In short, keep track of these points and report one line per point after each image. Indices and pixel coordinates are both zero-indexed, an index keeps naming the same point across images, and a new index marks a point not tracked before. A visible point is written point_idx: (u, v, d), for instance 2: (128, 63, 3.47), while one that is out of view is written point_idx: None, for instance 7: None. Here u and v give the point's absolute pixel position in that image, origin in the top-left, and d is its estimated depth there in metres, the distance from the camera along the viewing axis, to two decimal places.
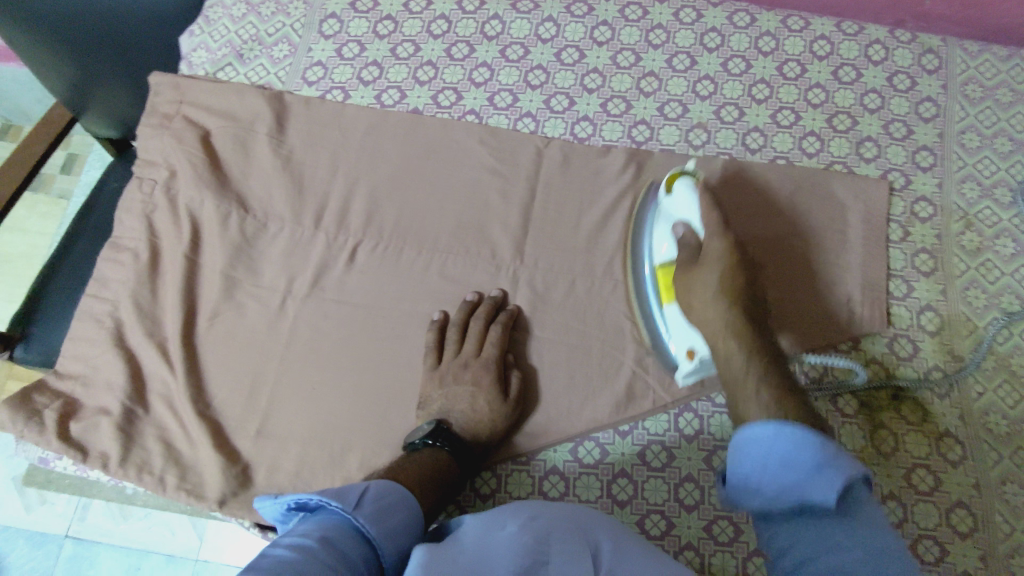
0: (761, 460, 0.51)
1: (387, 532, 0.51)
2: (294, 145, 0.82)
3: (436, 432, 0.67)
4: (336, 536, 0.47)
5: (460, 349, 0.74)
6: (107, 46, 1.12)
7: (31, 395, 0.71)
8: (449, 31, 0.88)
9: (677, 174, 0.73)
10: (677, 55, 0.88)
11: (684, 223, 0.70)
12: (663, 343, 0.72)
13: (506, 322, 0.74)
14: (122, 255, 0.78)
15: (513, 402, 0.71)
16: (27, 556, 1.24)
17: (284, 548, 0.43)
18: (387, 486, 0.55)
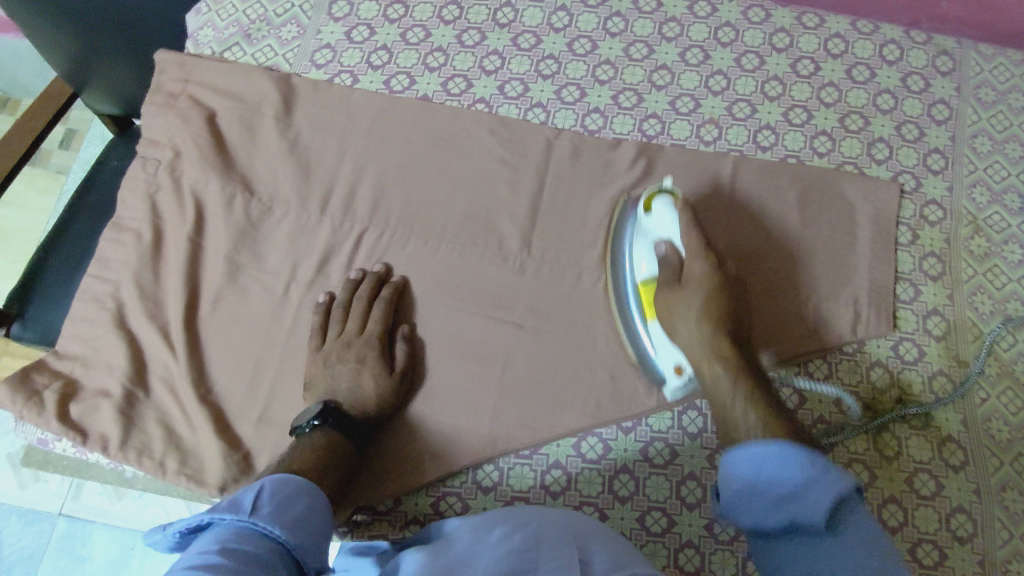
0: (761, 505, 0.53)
1: (291, 523, 0.47)
2: (300, 129, 0.81)
3: (325, 412, 0.66)
4: (238, 541, 0.44)
5: (344, 327, 0.72)
6: (110, 20, 1.10)
7: (30, 374, 0.70)
8: (461, 18, 0.87)
9: (656, 193, 0.72)
10: (690, 49, 0.87)
11: (666, 241, 0.70)
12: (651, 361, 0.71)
13: (390, 297, 0.74)
14: (125, 235, 0.77)
15: (399, 375, 0.71)
16: (20, 533, 1.26)
17: (182, 569, 0.40)
18: (283, 477, 0.51)
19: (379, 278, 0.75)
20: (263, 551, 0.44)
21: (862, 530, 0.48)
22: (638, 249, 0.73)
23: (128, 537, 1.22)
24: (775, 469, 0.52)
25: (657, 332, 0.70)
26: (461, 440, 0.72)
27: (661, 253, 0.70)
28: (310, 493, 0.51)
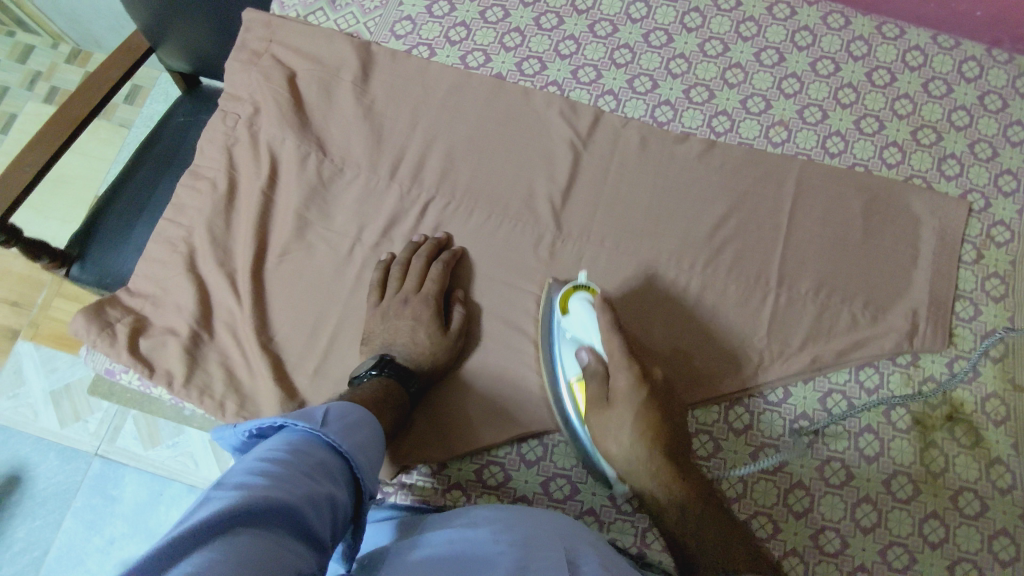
0: None
1: (354, 446, 0.54)
2: (376, 97, 0.82)
3: (382, 362, 0.69)
4: (307, 446, 0.51)
5: (403, 285, 0.75)
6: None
7: (104, 307, 0.72)
8: (540, 1, 0.88)
9: (572, 290, 0.73)
10: (766, 50, 0.87)
11: (589, 350, 0.70)
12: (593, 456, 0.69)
13: (449, 261, 0.76)
14: (201, 183, 0.79)
15: (454, 334, 0.73)
16: (59, 469, 1.39)
17: (261, 458, 0.46)
18: (347, 407, 0.59)
19: (439, 243, 0.77)
20: (328, 465, 0.50)
21: None
22: (564, 357, 0.72)
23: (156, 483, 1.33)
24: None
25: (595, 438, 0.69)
26: (508, 414, 0.73)
27: (585, 361, 0.69)
28: (369, 427, 0.58)
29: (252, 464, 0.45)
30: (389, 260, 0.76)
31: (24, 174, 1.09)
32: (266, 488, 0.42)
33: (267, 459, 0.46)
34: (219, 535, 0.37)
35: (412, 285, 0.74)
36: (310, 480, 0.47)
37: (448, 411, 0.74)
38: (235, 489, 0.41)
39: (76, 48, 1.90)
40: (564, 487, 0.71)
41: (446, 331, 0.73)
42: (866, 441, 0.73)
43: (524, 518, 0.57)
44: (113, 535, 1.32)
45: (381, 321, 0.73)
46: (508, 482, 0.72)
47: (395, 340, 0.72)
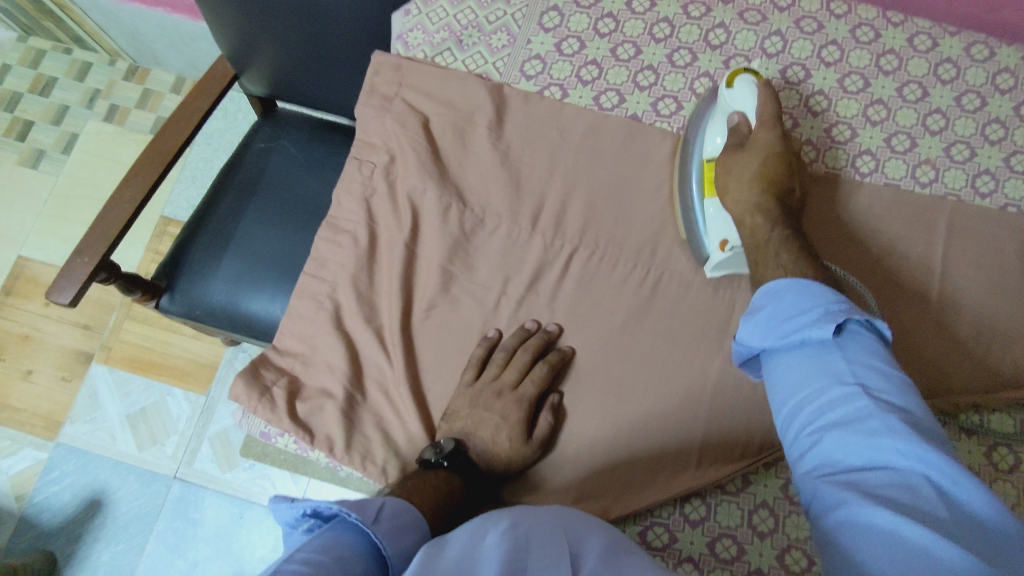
0: (774, 330, 0.55)
1: (401, 551, 0.53)
2: (511, 142, 0.80)
3: (453, 454, 0.67)
4: (352, 549, 0.49)
5: (501, 374, 0.72)
6: (285, 24, 1.10)
7: (260, 369, 0.72)
8: (672, 36, 0.85)
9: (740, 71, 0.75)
10: (908, 84, 0.83)
11: (739, 113, 0.73)
12: (699, 237, 0.75)
13: (555, 363, 0.72)
14: (341, 237, 0.77)
15: (535, 444, 0.69)
16: (137, 493, 1.53)
17: (300, 559, 0.45)
18: (402, 506, 0.57)
19: (548, 337, 0.74)
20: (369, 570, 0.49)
21: (872, 349, 0.51)
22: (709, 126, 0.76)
23: (236, 506, 1.49)
24: (796, 298, 0.55)
25: (711, 208, 0.73)
26: (667, 476, 0.71)
27: (733, 123, 0.74)
28: (417, 532, 0.56)
29: (300, 559, 0.44)
30: (495, 341, 0.74)
31: (121, 211, 1.07)
32: None
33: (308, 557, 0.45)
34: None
35: (507, 381, 0.71)
36: None
37: (559, 485, 0.72)
38: None
39: (133, 65, 1.89)
40: (731, 547, 0.69)
41: (529, 438, 0.69)
42: None
43: (528, 513, 0.52)
44: (197, 558, 1.47)
45: (469, 404, 0.71)
46: (675, 542, 0.69)
47: (478, 431, 0.70)
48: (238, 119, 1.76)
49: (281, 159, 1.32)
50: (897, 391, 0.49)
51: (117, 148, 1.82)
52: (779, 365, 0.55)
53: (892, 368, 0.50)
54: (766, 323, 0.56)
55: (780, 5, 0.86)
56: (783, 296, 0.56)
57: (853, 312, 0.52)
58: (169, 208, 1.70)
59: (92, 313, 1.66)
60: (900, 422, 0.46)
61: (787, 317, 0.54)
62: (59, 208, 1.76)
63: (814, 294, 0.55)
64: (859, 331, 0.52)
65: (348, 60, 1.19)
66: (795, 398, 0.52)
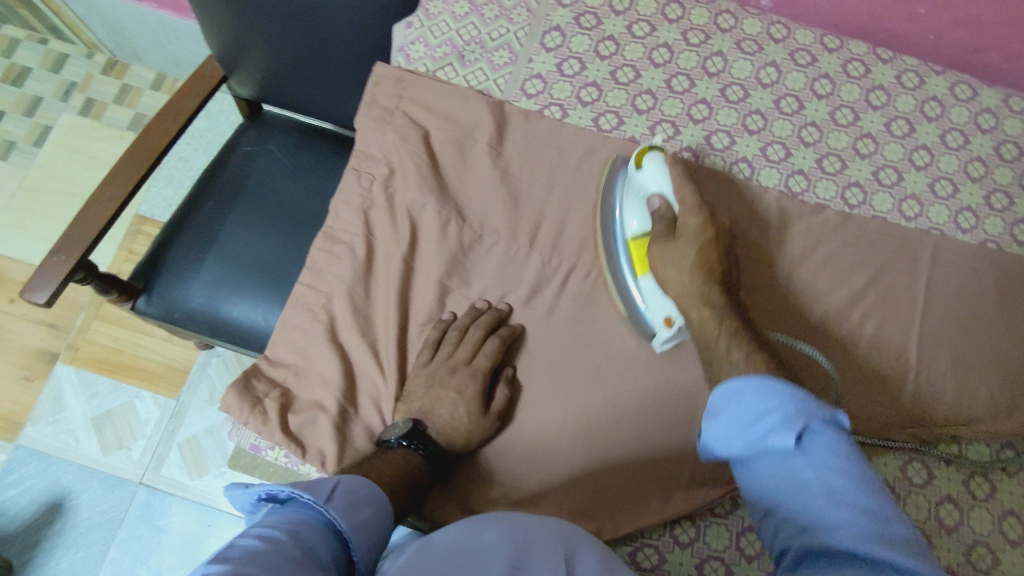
0: (739, 440, 0.53)
1: (357, 525, 0.54)
2: (511, 159, 0.80)
3: (412, 433, 0.68)
4: (303, 526, 0.51)
5: (455, 351, 0.73)
6: (278, 29, 1.09)
7: (251, 380, 0.70)
8: (671, 62, 0.87)
9: (646, 149, 0.77)
10: (896, 120, 0.86)
11: (659, 196, 0.75)
12: (640, 314, 0.76)
13: (506, 337, 0.74)
14: (338, 248, 0.76)
15: (492, 417, 0.71)
16: (100, 499, 1.47)
17: (252, 537, 0.47)
18: (356, 481, 0.59)
19: (499, 315, 0.76)
20: (319, 545, 0.50)
21: (840, 451, 0.49)
22: (628, 205, 0.78)
23: (204, 514, 1.45)
24: (753, 403, 0.53)
25: (647, 285, 0.75)
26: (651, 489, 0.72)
27: (655, 208, 0.75)
28: (376, 504, 0.58)
29: (251, 538, 0.47)
30: (449, 322, 0.75)
31: (102, 209, 1.04)
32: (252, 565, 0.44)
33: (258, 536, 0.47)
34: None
35: (476, 388, 0.71)
36: (297, 563, 0.46)
37: (551, 502, 0.71)
38: (222, 565, 0.43)
39: (111, 59, 1.85)
40: (718, 569, 0.70)
41: (486, 411, 0.71)
42: (1010, 525, 0.73)
43: (530, 517, 0.56)
44: (160, 567, 1.42)
45: (425, 383, 0.72)
46: (663, 564, 0.70)
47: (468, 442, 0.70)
48: (220, 119, 1.73)
49: (268, 163, 1.30)
50: (863, 491, 0.47)
51: (92, 143, 1.77)
52: (751, 471, 0.53)
53: (859, 473, 0.48)
54: (730, 432, 0.54)
55: (775, 37, 0.88)
56: (749, 396, 0.53)
57: (812, 412, 0.50)
58: (144, 207, 1.65)
59: (59, 312, 1.61)
60: (874, 531, 0.44)
61: (746, 433, 0.52)
62: (28, 202, 1.70)
63: (773, 397, 0.52)
64: (821, 434, 0.49)
65: (339, 70, 1.17)
66: (769, 484, 0.51)
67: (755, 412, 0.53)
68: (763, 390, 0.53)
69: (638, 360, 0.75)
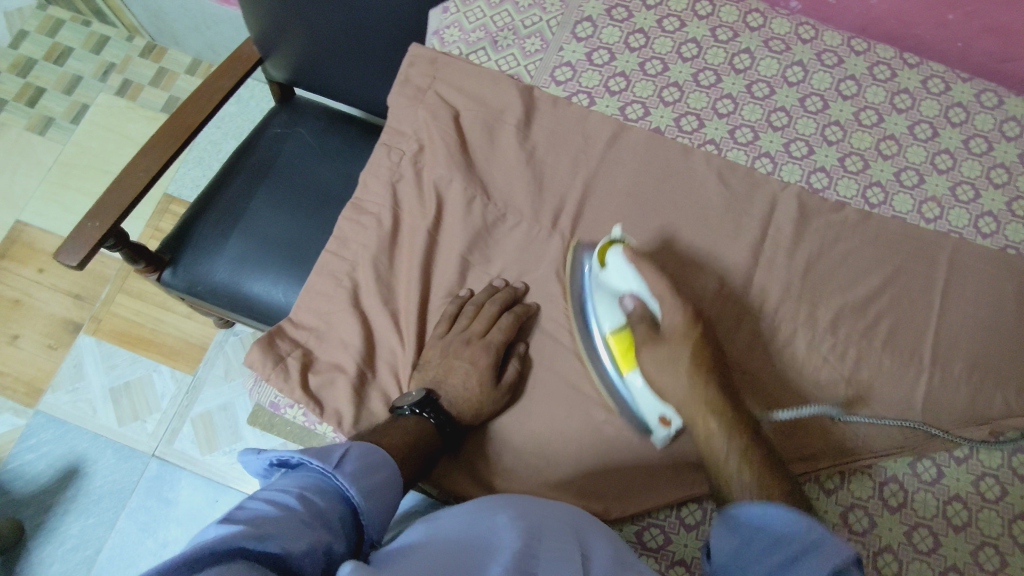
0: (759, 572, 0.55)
1: (365, 490, 0.56)
2: (537, 142, 0.82)
3: (425, 402, 0.69)
4: (313, 491, 0.53)
5: (471, 325, 0.74)
6: (316, 14, 1.12)
7: (275, 340, 0.73)
8: (699, 57, 0.88)
9: (608, 244, 0.76)
10: (920, 124, 0.87)
11: (631, 295, 0.74)
12: (634, 412, 0.73)
13: (520, 314, 0.75)
14: (365, 218, 0.78)
15: (503, 389, 0.72)
16: (113, 468, 1.50)
17: (262, 501, 0.49)
18: (365, 449, 0.60)
19: (514, 293, 0.77)
20: (328, 509, 0.52)
21: None
22: (600, 307, 0.76)
23: (212, 488, 1.47)
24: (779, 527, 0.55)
25: (637, 381, 0.73)
26: (658, 474, 0.72)
27: (628, 307, 0.74)
28: (388, 473, 0.59)
29: (261, 502, 0.49)
30: (465, 297, 0.76)
31: (137, 179, 1.08)
32: (264, 526, 0.45)
33: (267, 501, 0.49)
34: (221, 557, 0.40)
35: (489, 359, 0.72)
36: (306, 526, 0.48)
37: (559, 478, 0.72)
38: (236, 525, 0.44)
39: (150, 43, 1.90)
40: None
41: (497, 383, 0.72)
42: (1020, 529, 0.72)
43: (543, 509, 0.58)
44: (167, 539, 1.44)
45: (440, 354, 0.73)
46: (669, 545, 0.71)
47: (479, 414, 0.71)
48: (252, 104, 1.78)
49: (297, 146, 1.33)
50: None
51: (127, 123, 1.82)
52: None
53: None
54: (754, 555, 0.56)
55: (803, 38, 0.90)
56: (759, 531, 0.56)
57: (830, 556, 0.53)
58: (173, 186, 1.70)
59: (86, 283, 1.65)
60: None
61: (776, 553, 0.55)
62: (63, 176, 1.75)
63: (798, 525, 0.55)
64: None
65: (371, 57, 1.20)
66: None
67: None
68: None
69: None
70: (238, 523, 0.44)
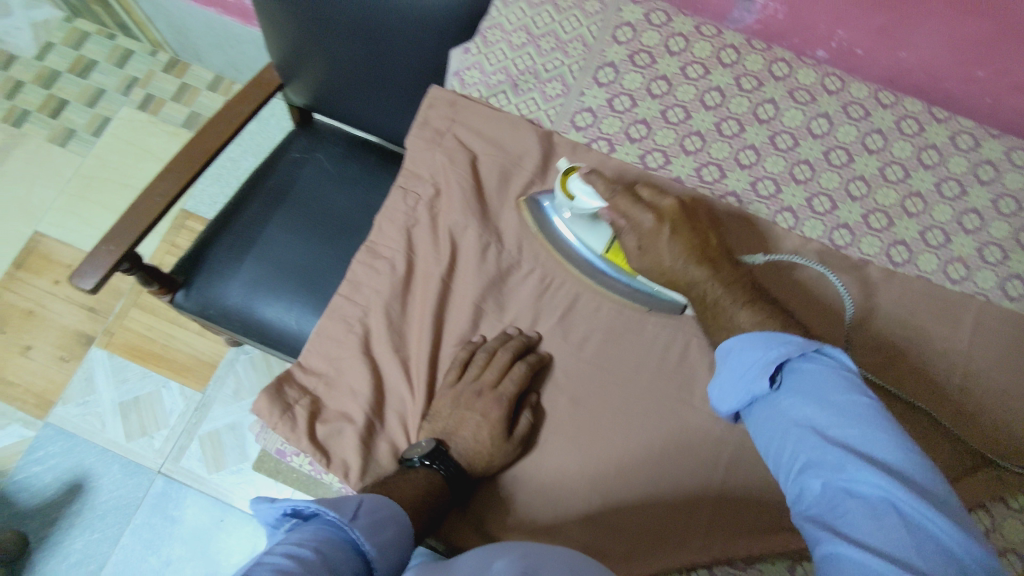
0: (735, 393, 0.62)
1: (379, 545, 0.56)
2: (555, 189, 0.81)
3: (435, 453, 0.68)
4: (329, 546, 0.53)
5: (482, 375, 0.73)
6: (337, 45, 1.12)
7: (283, 386, 0.71)
8: (722, 105, 0.87)
9: (565, 174, 0.77)
10: (947, 181, 0.85)
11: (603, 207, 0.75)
12: (656, 294, 0.77)
13: (534, 364, 0.74)
14: (379, 262, 0.78)
15: (516, 442, 0.70)
16: (119, 483, 1.50)
17: (281, 557, 0.49)
18: (378, 500, 0.59)
19: (528, 341, 0.76)
20: (342, 566, 0.52)
21: (821, 380, 0.57)
22: (580, 233, 0.78)
23: (218, 508, 1.48)
24: (746, 344, 0.62)
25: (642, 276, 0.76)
26: (668, 532, 0.71)
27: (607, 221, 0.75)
28: (398, 525, 0.59)
29: (279, 558, 0.49)
30: (478, 344, 0.75)
31: (154, 204, 1.08)
32: None
33: (285, 558, 0.49)
34: None
35: (501, 413, 0.70)
36: None
37: (567, 536, 0.70)
38: None
39: (173, 58, 1.92)
40: None
41: (509, 436, 0.70)
42: None
43: (541, 551, 0.58)
44: (170, 557, 1.45)
45: (451, 404, 0.72)
46: None
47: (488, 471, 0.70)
48: (271, 123, 1.79)
49: (313, 172, 1.33)
50: (858, 423, 0.53)
51: (147, 137, 1.83)
52: (755, 413, 0.61)
53: (851, 391, 0.55)
54: (731, 384, 0.62)
55: (829, 89, 0.88)
56: (742, 356, 0.62)
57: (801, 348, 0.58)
58: (190, 203, 1.71)
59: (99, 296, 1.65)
60: (858, 454, 0.51)
61: (755, 374, 0.60)
62: (81, 188, 1.77)
63: (770, 342, 0.60)
64: (804, 367, 0.58)
65: (390, 89, 1.20)
66: (779, 439, 0.57)
67: (801, 391, 0.57)
68: (806, 390, 0.57)
69: (666, 402, 0.74)
70: None
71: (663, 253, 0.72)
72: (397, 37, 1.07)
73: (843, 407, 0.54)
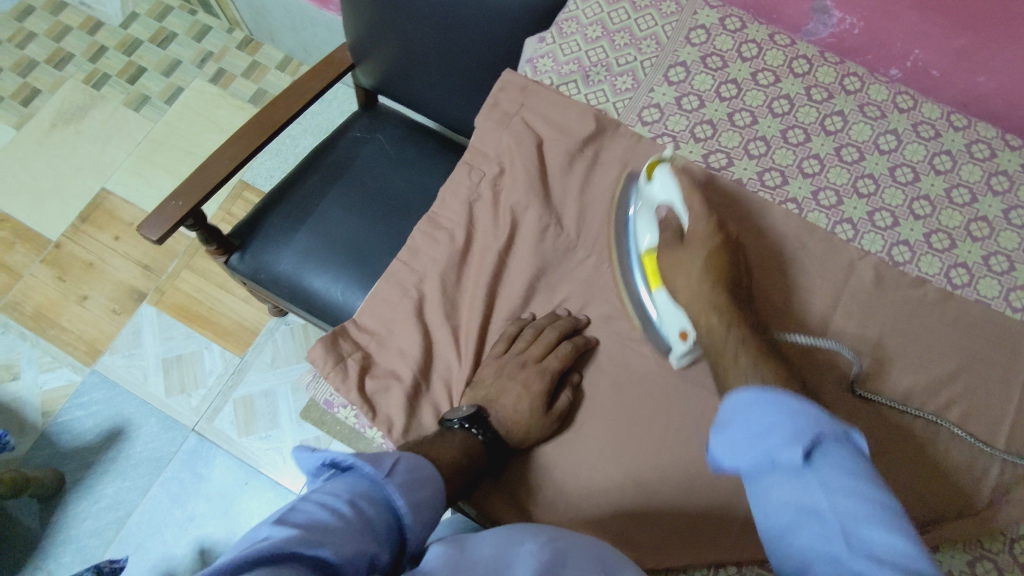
0: (747, 454, 0.50)
1: (413, 505, 0.55)
2: (616, 179, 0.83)
3: (474, 418, 0.69)
4: (365, 499, 0.52)
5: (528, 349, 0.74)
6: (412, 28, 1.15)
7: (338, 340, 0.74)
8: (790, 113, 0.87)
9: (656, 162, 0.79)
10: (1016, 209, 0.83)
11: (667, 206, 0.78)
12: (656, 327, 0.76)
13: (578, 345, 0.75)
14: (439, 233, 0.80)
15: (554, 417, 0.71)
16: (155, 435, 1.55)
17: (315, 505, 0.49)
18: (413, 461, 0.59)
19: (574, 323, 0.77)
20: (377, 520, 0.52)
21: (849, 468, 0.46)
22: (639, 221, 0.80)
23: (244, 471, 1.51)
24: (762, 414, 0.51)
25: (660, 299, 0.75)
26: (701, 528, 0.70)
27: (662, 216, 0.78)
28: (429, 488, 0.59)
29: (314, 506, 0.49)
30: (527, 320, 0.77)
31: (222, 166, 1.13)
32: (318, 536, 0.45)
33: (321, 506, 0.49)
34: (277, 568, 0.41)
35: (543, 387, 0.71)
36: (356, 539, 0.48)
37: (598, 522, 0.71)
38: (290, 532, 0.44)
39: (247, 37, 2.00)
40: None
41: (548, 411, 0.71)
42: None
43: (568, 535, 0.58)
44: (194, 513, 1.48)
45: (495, 373, 0.73)
46: None
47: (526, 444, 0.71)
48: (334, 105, 1.84)
49: (374, 152, 1.37)
50: (884, 525, 0.42)
51: (215, 109, 1.90)
52: (766, 488, 0.49)
53: (873, 488, 0.44)
54: (743, 443, 0.51)
55: (901, 107, 0.88)
56: (751, 408, 0.52)
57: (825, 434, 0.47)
58: (249, 173, 1.76)
59: (155, 255, 1.71)
60: (867, 520, 0.43)
61: (753, 444, 0.50)
62: (150, 152, 1.84)
63: (778, 410, 0.50)
64: (834, 454, 0.47)
65: (457, 77, 1.23)
66: (778, 518, 0.47)
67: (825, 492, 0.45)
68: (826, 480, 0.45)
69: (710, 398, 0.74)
70: (291, 528, 0.45)
71: (720, 247, 0.73)
72: (471, 26, 1.10)
73: (854, 495, 0.44)
